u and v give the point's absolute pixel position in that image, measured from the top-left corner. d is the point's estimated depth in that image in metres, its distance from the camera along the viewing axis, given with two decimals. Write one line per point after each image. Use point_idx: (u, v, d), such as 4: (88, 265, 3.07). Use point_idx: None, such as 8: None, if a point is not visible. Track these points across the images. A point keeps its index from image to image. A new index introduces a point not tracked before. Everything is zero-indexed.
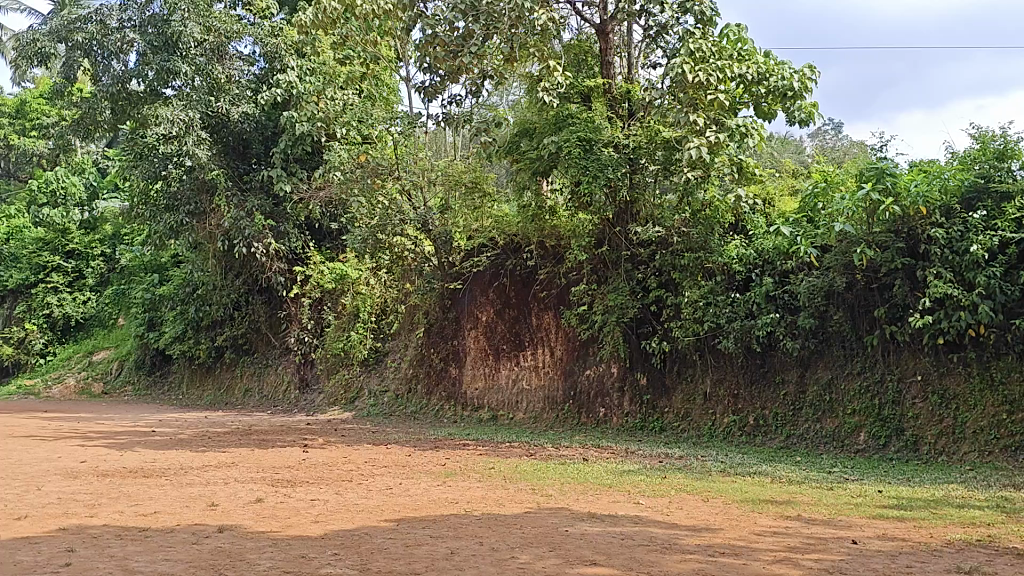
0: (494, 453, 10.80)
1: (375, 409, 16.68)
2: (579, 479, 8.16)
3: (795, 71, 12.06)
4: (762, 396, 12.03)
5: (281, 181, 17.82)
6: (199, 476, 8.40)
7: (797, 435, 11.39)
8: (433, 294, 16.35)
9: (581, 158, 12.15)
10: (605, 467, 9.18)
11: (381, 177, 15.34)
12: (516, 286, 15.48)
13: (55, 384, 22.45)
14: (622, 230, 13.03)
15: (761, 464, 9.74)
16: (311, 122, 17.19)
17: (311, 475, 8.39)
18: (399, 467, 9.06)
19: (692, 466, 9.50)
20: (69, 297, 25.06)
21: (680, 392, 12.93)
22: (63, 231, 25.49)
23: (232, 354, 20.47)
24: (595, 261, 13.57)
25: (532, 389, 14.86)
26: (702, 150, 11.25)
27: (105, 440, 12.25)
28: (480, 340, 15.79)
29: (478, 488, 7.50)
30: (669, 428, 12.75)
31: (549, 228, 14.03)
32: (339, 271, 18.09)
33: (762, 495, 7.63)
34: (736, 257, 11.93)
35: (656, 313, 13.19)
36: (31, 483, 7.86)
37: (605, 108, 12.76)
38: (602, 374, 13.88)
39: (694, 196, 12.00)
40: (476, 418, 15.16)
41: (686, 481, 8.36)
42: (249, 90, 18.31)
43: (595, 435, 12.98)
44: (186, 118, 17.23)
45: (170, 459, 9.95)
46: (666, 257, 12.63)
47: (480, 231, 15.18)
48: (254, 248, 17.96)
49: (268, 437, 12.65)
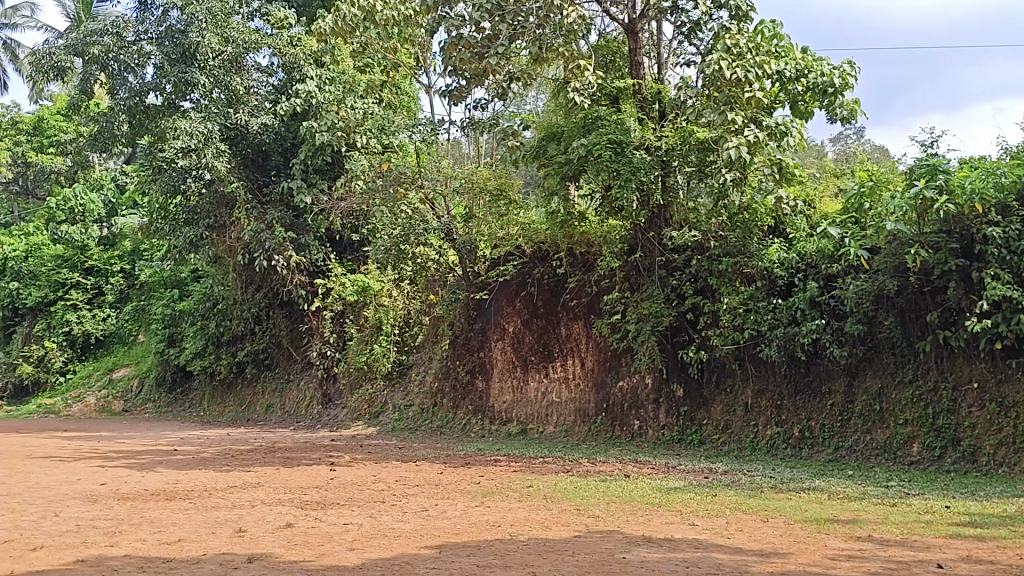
0: (529, 469, 10.34)
1: (400, 424, 16.24)
2: (626, 498, 7.68)
3: (835, 68, 11.61)
4: (807, 406, 11.54)
5: (301, 192, 17.56)
6: (224, 498, 7.98)
7: (846, 447, 10.88)
8: (459, 304, 15.89)
9: (613, 161, 11.75)
10: (650, 484, 8.70)
11: (403, 186, 14.90)
12: (544, 296, 15.00)
13: (75, 403, 22.18)
14: (656, 236, 12.57)
15: (814, 480, 9.24)
16: (331, 132, 16.89)
17: (341, 496, 7.96)
18: (432, 486, 8.61)
19: (740, 482, 9.01)
20: (88, 314, 24.84)
21: (719, 403, 12.44)
22: (82, 248, 25.38)
23: (254, 369, 20.12)
24: (628, 270, 13.02)
25: (562, 402, 14.40)
26: (742, 149, 10.80)
27: (126, 461, 11.87)
28: (507, 351, 15.32)
29: (520, 509, 7.03)
30: (709, 441, 12.25)
31: (579, 233, 13.59)
32: (362, 283, 17.77)
33: (825, 514, 7.13)
34: (778, 261, 11.42)
35: (692, 321, 12.70)
36: (48, 509, 7.46)
37: (635, 109, 12.30)
38: (636, 385, 13.39)
39: (730, 201, 11.55)
40: (505, 432, 14.70)
41: (739, 499, 7.87)
42: (268, 101, 18.01)
43: (631, 449, 12.49)
44: (204, 131, 16.93)
45: (192, 480, 9.54)
46: (703, 262, 12.19)
47: (507, 239, 14.71)
48: (275, 261, 17.62)
49: (293, 455, 12.24)
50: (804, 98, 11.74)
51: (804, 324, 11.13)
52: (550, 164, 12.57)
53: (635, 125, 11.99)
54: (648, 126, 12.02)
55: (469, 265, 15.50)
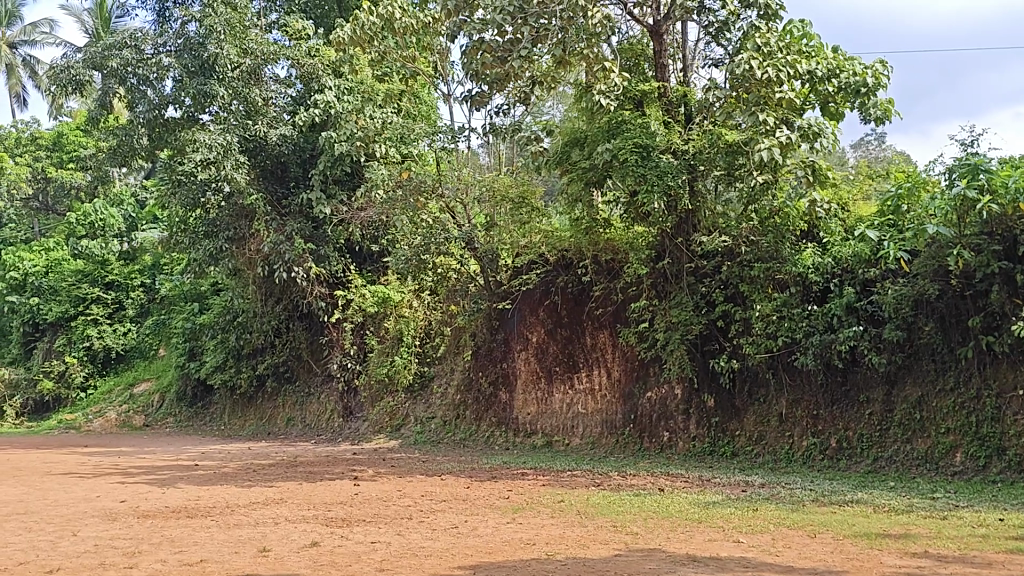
0: (558, 483, 10.04)
1: (423, 437, 15.97)
2: (662, 513, 7.38)
3: (867, 67, 11.33)
4: (844, 416, 11.20)
5: (320, 203, 17.36)
6: (246, 515, 7.73)
7: (886, 457, 10.54)
8: (481, 314, 15.63)
9: (639, 166, 11.41)
10: (686, 498, 8.40)
11: (424, 195, 14.68)
12: (569, 305, 14.70)
13: (96, 418, 22.05)
14: (685, 242, 12.29)
15: (856, 493, 8.91)
16: (350, 142, 16.69)
17: (367, 512, 7.70)
18: (460, 501, 8.35)
19: (779, 496, 8.69)
20: (109, 329, 24.77)
21: (752, 413, 12.12)
22: (102, 263, 25.31)
23: (274, 382, 19.93)
24: (656, 278, 12.76)
25: (588, 413, 14.10)
26: (774, 151, 10.49)
27: (146, 476, 11.65)
28: (531, 362, 15.04)
29: (554, 526, 6.76)
30: (741, 452, 11.92)
31: (604, 240, 13.27)
32: (382, 294, 17.53)
33: (873, 528, 6.82)
34: (812, 266, 11.19)
35: (723, 329, 12.38)
36: (66, 528, 7.22)
37: (661, 113, 12.00)
38: (665, 395, 13.08)
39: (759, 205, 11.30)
40: (530, 445, 14.41)
41: (780, 514, 7.55)
42: (287, 112, 17.91)
43: (661, 461, 12.17)
44: (223, 142, 16.77)
45: (213, 496, 9.29)
46: (734, 269, 11.93)
47: (530, 246, 14.55)
48: (294, 273, 17.37)
49: (315, 469, 12.00)
50: (835, 98, 11.48)
51: (840, 331, 10.82)
52: (574, 170, 12.31)
53: (662, 127, 11.65)
54: (674, 128, 11.68)
55: (492, 274, 15.23)
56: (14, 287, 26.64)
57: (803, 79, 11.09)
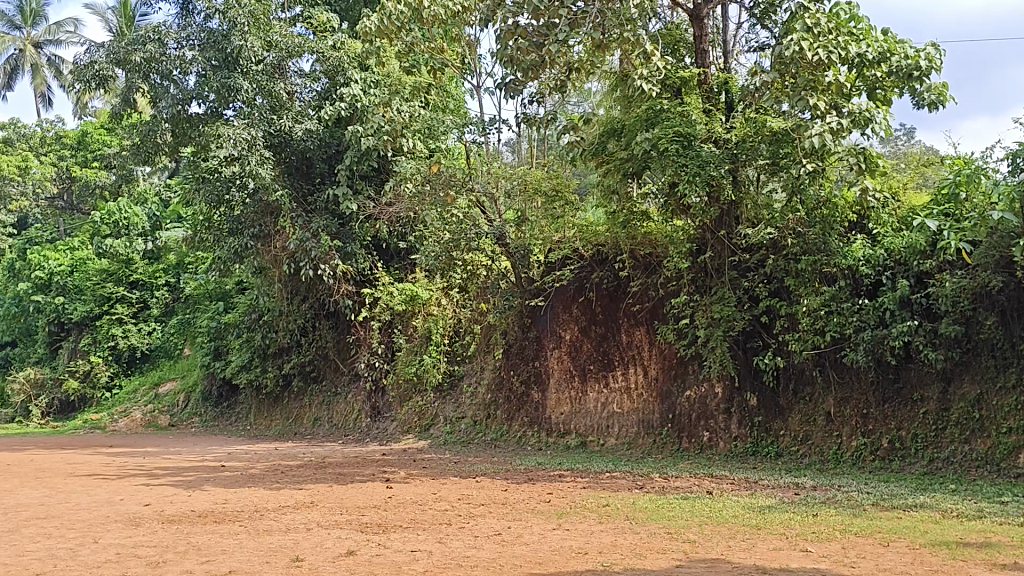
0: (598, 486, 9.60)
1: (453, 437, 15.56)
2: (719, 519, 6.91)
3: (919, 50, 10.73)
4: (897, 415, 10.68)
5: (347, 198, 16.99)
6: (275, 521, 7.34)
7: (942, 459, 10.03)
8: (513, 311, 15.19)
9: (679, 155, 11.08)
10: (738, 502, 7.93)
11: (453, 190, 14.36)
12: (603, 301, 14.23)
13: (122, 418, 21.87)
14: (728, 236, 11.82)
15: (917, 497, 8.41)
16: (377, 136, 16.22)
17: (403, 518, 7.29)
18: (499, 505, 7.92)
19: (836, 500, 8.22)
20: (134, 328, 24.60)
21: (798, 412, 11.63)
22: (126, 262, 25.09)
23: (300, 382, 19.60)
24: (697, 273, 12.25)
25: (624, 412, 13.64)
26: (825, 137, 10.14)
27: (171, 478, 11.31)
28: (564, 360, 14.60)
29: (604, 533, 6.32)
30: (787, 453, 11.44)
31: (642, 234, 12.82)
32: (410, 292, 17.08)
33: (949, 535, 6.33)
34: (863, 258, 10.69)
35: (766, 325, 11.90)
36: (88, 534, 6.86)
37: (700, 99, 11.58)
38: (705, 394, 12.59)
39: (806, 194, 10.83)
40: (563, 445, 13.98)
41: (844, 520, 7.06)
42: (312, 107, 17.45)
43: (702, 462, 11.71)
44: (248, 137, 16.47)
45: (241, 500, 8.94)
46: (779, 262, 11.41)
47: (563, 242, 14.16)
48: (321, 270, 17.01)
49: (344, 471, 11.63)
50: (884, 84, 10.89)
51: (893, 327, 10.29)
52: (610, 161, 11.89)
53: (701, 116, 11.25)
54: (716, 117, 11.35)
55: (523, 270, 14.82)
56: (40, 287, 26.53)
57: (851, 62, 10.66)
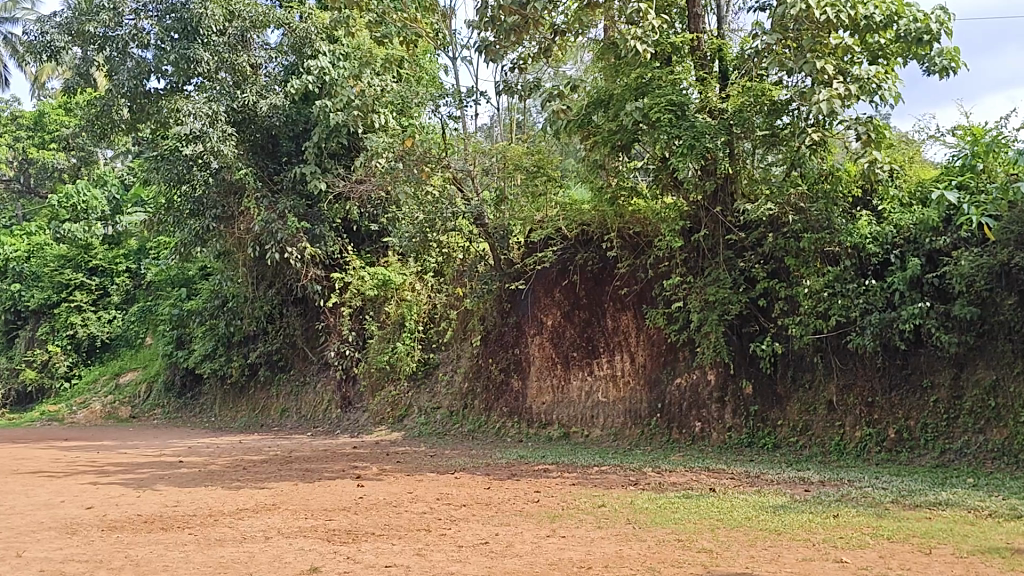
0: (589, 482, 8.84)
1: (428, 428, 14.73)
2: (730, 522, 6.16)
3: (928, 12, 9.98)
4: (904, 403, 10.00)
5: (315, 177, 16.02)
6: (230, 528, 6.50)
7: (955, 450, 9.36)
8: (491, 296, 14.51)
9: (672, 126, 10.35)
10: (749, 501, 7.17)
11: (429, 165, 13.48)
12: (588, 286, 13.45)
13: (80, 410, 20.87)
14: (723, 213, 11.13)
15: (938, 493, 7.73)
16: (348, 111, 15.36)
17: (377, 523, 6.48)
18: (483, 506, 7.11)
19: (852, 497, 7.50)
20: (93, 316, 23.52)
21: (797, 401, 10.92)
22: (86, 247, 24.01)
23: (267, 371, 18.66)
24: (688, 254, 11.52)
25: (609, 402, 12.88)
26: (834, 102, 9.48)
27: (123, 477, 10.39)
28: (546, 347, 13.81)
29: (608, 541, 5.54)
30: (785, 445, 10.73)
31: (630, 212, 12.04)
32: (382, 276, 16.21)
33: (995, 540, 5.61)
34: (869, 236, 9.95)
35: (763, 308, 11.18)
36: (14, 546, 6.00)
37: (693, 67, 10.94)
38: (696, 382, 11.86)
39: (808, 166, 10.19)
40: (545, 437, 13.18)
41: (868, 521, 6.34)
42: (278, 83, 16.47)
43: (695, 455, 10.97)
44: (210, 111, 15.45)
45: (195, 501, 8.07)
46: (779, 241, 10.69)
47: (545, 221, 13.39)
48: (288, 253, 16.07)
49: (311, 466, 10.78)
50: (888, 51, 10.21)
51: (902, 309, 9.60)
52: (596, 133, 11.10)
53: (694, 86, 10.71)
54: (710, 85, 10.71)
55: (501, 252, 14.15)
56: None
57: (857, 26, 9.89)
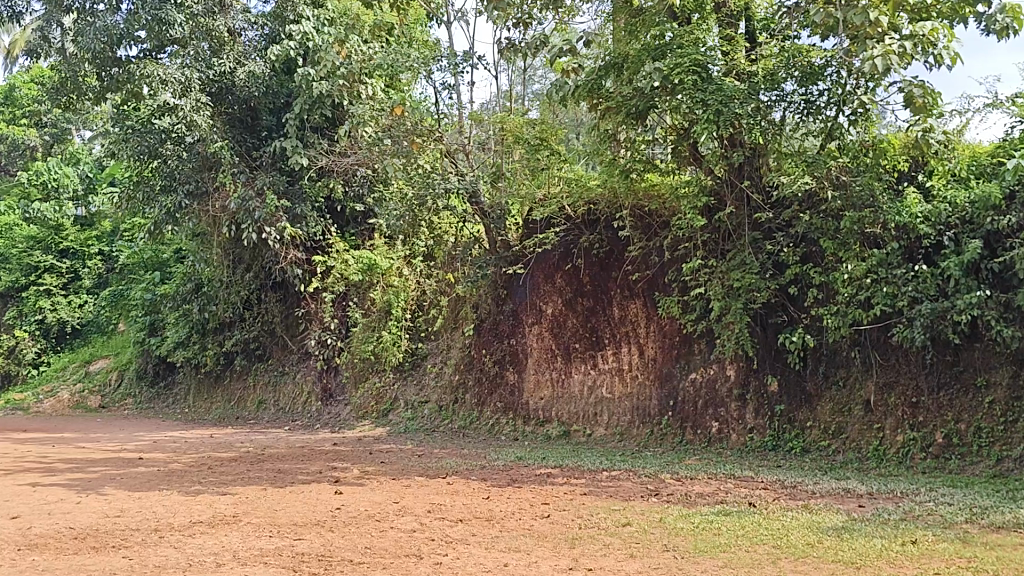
0: (604, 491, 7.65)
1: (415, 424, 13.54)
2: (792, 552, 5.02)
3: None
4: (954, 405, 8.92)
5: (297, 152, 14.60)
6: (175, 550, 5.30)
7: (1015, 458, 8.27)
8: (486, 282, 13.34)
9: (698, 89, 9.17)
10: (802, 520, 6.02)
11: (419, 137, 12.35)
12: (593, 271, 12.23)
13: (47, 398, 19.58)
14: (751, 189, 9.96)
15: (1017, 510, 6.60)
16: (332, 80, 14.10)
17: (360, 545, 5.30)
18: (484, 523, 5.94)
19: (919, 516, 6.37)
20: (63, 300, 22.20)
21: (828, 400, 9.80)
22: (56, 228, 22.61)
23: (243, 360, 17.41)
24: (710, 235, 10.34)
25: (614, 398, 11.73)
26: (890, 57, 8.21)
27: (70, 476, 9.13)
28: (545, 338, 12.63)
29: None
30: (815, 449, 9.60)
31: (643, 188, 10.84)
32: (367, 260, 15.00)
33: None
34: (921, 215, 8.81)
35: (794, 296, 10.07)
36: None
37: (716, 28, 9.75)
38: (713, 377, 10.73)
39: (846, 137, 9.07)
40: (543, 435, 12.04)
41: (958, 550, 5.20)
42: (257, 51, 15.20)
43: (713, 458, 9.84)
44: (182, 78, 14.14)
45: (144, 510, 6.86)
46: (813, 220, 9.52)
47: (548, 199, 12.12)
48: (266, 233, 14.75)
49: (285, 467, 9.57)
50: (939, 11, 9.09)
51: (957, 299, 8.50)
52: (610, 99, 10.00)
53: (720, 47, 9.58)
54: (739, 45, 9.63)
55: (498, 234, 12.99)
56: None
57: None
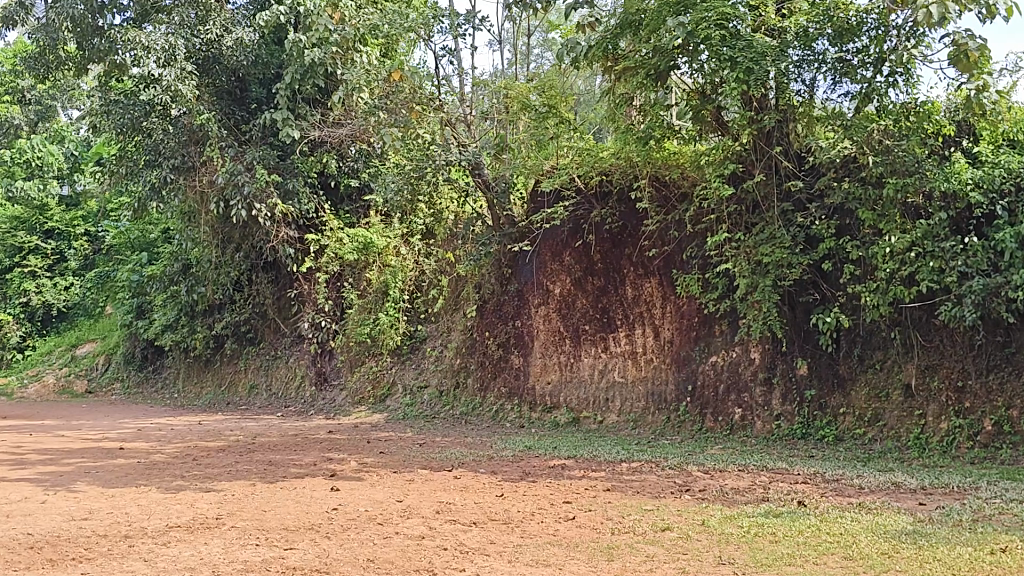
0: (630, 487, 6.90)
1: (414, 410, 12.81)
2: (870, 565, 4.27)
3: None
4: (1006, 390, 8.23)
5: (287, 124, 13.61)
6: (144, 564, 4.52)
7: None
8: (489, 260, 12.52)
9: (723, 47, 8.45)
10: (867, 524, 5.26)
11: (421, 105, 11.71)
12: (605, 247, 11.39)
13: (31, 383, 18.77)
14: (781, 155, 9.23)
15: None
16: (325, 48, 13.15)
17: (362, 557, 4.55)
18: (504, 527, 5.19)
19: (991, 517, 5.63)
20: (49, 283, 21.38)
21: (864, 384, 9.09)
22: (40, 208, 21.83)
23: (233, 344, 16.62)
24: (734, 207, 9.52)
25: (628, 383, 10.99)
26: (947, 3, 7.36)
27: (41, 471, 8.34)
28: (552, 319, 11.87)
29: None
30: (849, 437, 8.88)
31: (662, 158, 10.05)
32: (363, 239, 13.98)
33: None
34: (971, 181, 8.04)
35: (827, 272, 9.30)
36: None
37: None
38: (737, 360, 10.00)
39: (884, 99, 8.33)
40: (551, 423, 11.32)
41: None
42: (246, 18, 14.25)
43: (738, 447, 9.12)
44: (166, 46, 13.19)
45: (116, 511, 6.09)
46: (852, 186, 8.76)
47: (555, 171, 11.31)
48: (256, 210, 13.80)
49: (276, 458, 8.82)
50: None
51: (1012, 273, 7.75)
52: (626, 60, 9.19)
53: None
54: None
55: (501, 209, 12.18)
56: None
57: None
